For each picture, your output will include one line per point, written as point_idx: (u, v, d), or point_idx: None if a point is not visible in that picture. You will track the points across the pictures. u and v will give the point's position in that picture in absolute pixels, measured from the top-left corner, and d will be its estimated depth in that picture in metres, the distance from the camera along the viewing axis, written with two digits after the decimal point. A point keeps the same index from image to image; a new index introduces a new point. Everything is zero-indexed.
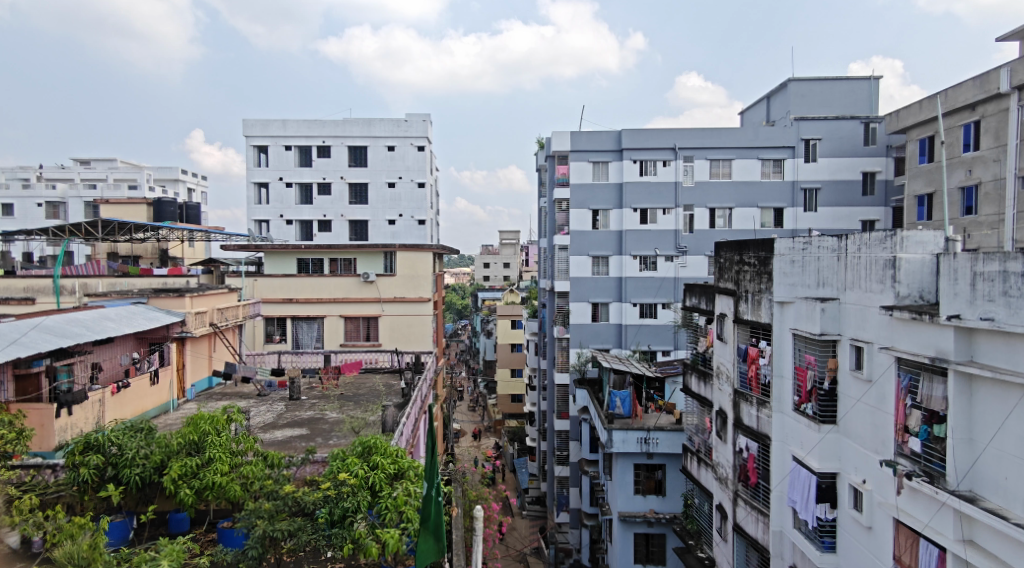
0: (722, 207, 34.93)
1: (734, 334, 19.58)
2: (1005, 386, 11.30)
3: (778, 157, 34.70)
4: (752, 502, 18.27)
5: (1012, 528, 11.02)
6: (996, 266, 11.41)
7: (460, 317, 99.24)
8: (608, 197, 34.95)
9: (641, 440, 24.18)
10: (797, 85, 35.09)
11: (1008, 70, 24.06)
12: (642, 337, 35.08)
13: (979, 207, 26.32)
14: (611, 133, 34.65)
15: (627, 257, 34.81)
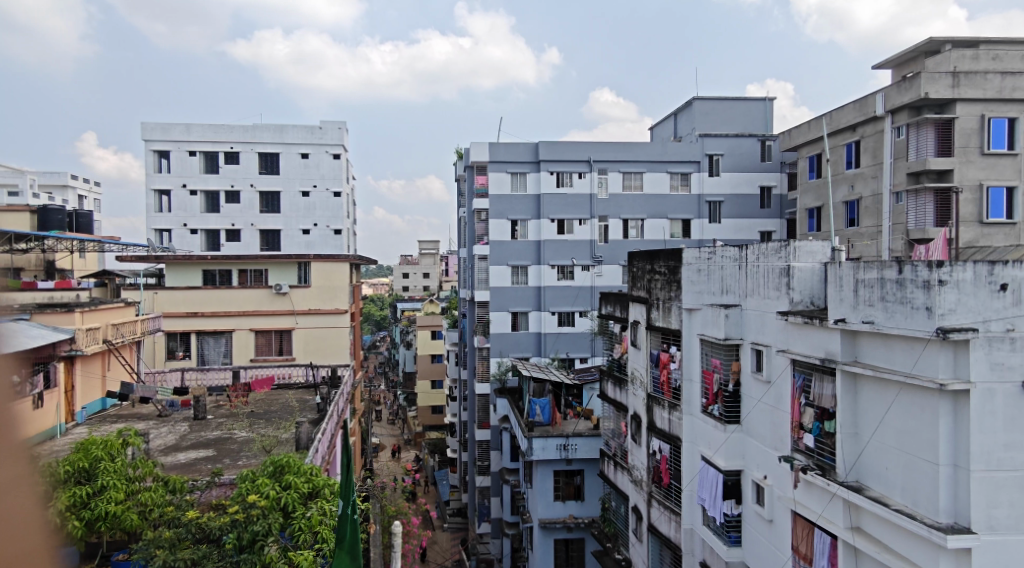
0: (635, 218, 35.75)
1: (647, 340, 20.03)
2: (884, 382, 11.91)
3: (685, 171, 35.97)
4: (665, 502, 18.67)
5: (892, 513, 11.49)
6: (875, 273, 12.05)
7: (379, 328, 97.87)
8: (526, 207, 35.18)
9: (561, 446, 24.35)
10: (701, 103, 36.35)
11: (882, 95, 25.68)
12: (560, 345, 35.40)
13: (860, 219, 27.77)
14: (528, 145, 34.92)
15: (545, 267, 35.12)
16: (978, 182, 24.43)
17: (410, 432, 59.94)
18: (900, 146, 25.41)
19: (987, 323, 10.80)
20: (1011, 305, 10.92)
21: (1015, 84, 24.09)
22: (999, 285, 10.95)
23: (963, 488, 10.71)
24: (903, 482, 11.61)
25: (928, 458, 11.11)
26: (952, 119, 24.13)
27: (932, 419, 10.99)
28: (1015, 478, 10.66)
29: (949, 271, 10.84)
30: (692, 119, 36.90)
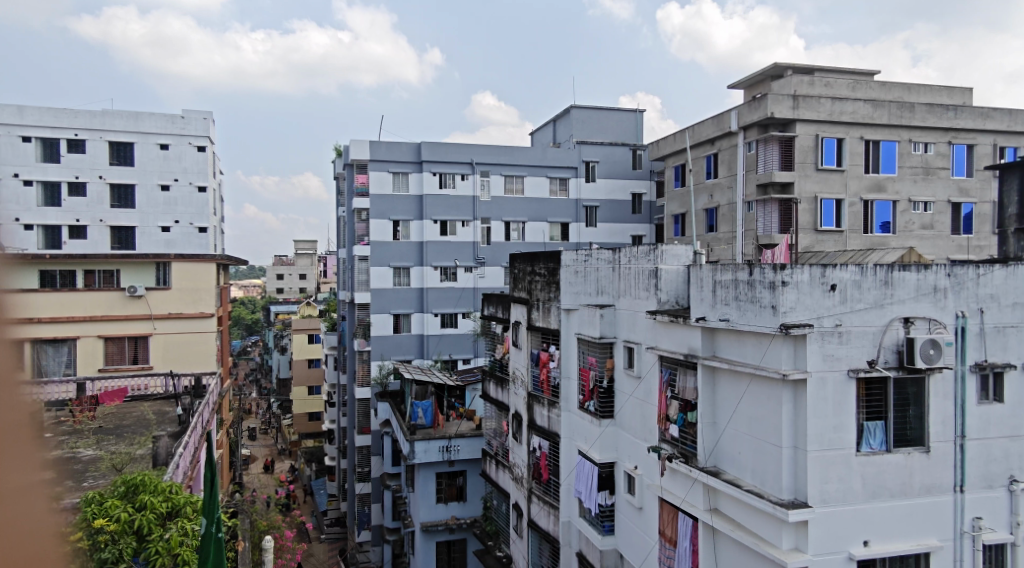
0: (516, 221, 36.85)
1: (527, 340, 20.97)
2: (738, 374, 13.26)
3: (563, 176, 37.44)
4: (544, 497, 19.66)
5: (743, 493, 12.80)
6: (730, 275, 13.34)
7: (250, 333, 94.58)
8: (408, 208, 35.42)
9: (443, 448, 24.93)
10: (579, 111, 38.22)
11: (736, 112, 27.88)
12: (442, 346, 35.98)
13: (718, 225, 29.99)
14: (410, 145, 35.12)
15: (427, 269, 35.54)
16: (813, 194, 27.21)
17: (285, 441, 58.61)
18: (751, 160, 27.79)
19: (820, 319, 12.13)
20: (840, 302, 12.25)
21: (843, 107, 26.86)
22: (830, 285, 12.21)
23: (802, 468, 12.15)
24: (754, 465, 12.97)
25: (774, 441, 12.48)
26: (794, 137, 26.66)
27: (777, 407, 12.38)
28: (842, 456, 12.21)
29: (790, 273, 12.14)
30: (569, 127, 38.62)
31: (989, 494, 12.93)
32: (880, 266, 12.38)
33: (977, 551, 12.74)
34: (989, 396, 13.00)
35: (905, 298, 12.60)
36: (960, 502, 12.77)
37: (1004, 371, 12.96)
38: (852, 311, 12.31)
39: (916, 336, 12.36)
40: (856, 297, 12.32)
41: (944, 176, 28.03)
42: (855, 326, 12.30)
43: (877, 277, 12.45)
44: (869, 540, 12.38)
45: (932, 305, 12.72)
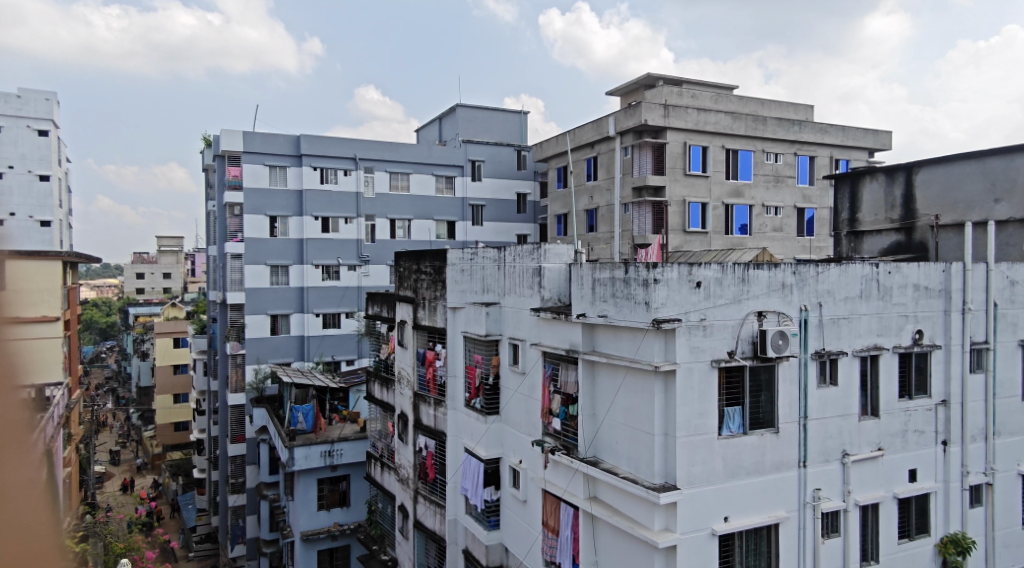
0: (401, 219, 37.07)
1: (413, 339, 21.33)
2: (614, 366, 14.17)
3: (449, 174, 37.94)
4: (430, 497, 20.13)
5: (619, 480, 13.67)
6: (607, 273, 14.17)
7: (105, 338, 88.91)
8: (286, 203, 34.72)
9: (325, 453, 24.74)
10: (464, 111, 38.95)
11: (613, 118, 29.36)
12: (324, 348, 35.65)
13: (597, 226, 31.37)
14: (288, 138, 34.41)
15: (308, 267, 35.03)
16: (682, 198, 29.02)
17: (146, 454, 55.70)
18: (627, 164, 29.30)
19: (687, 314, 13.21)
20: (704, 298, 13.39)
21: (707, 118, 28.99)
22: (696, 282, 13.31)
23: (672, 453, 13.15)
24: (629, 453, 13.90)
25: (647, 429, 13.43)
26: (665, 144, 28.38)
27: (648, 397, 13.35)
28: (705, 440, 13.33)
29: (661, 271, 13.06)
30: (456, 125, 39.26)
31: (826, 466, 14.54)
32: (737, 265, 13.64)
33: (816, 519, 14.32)
34: (827, 381, 14.63)
35: (758, 294, 13.94)
36: (803, 476, 14.29)
37: (837, 358, 14.63)
38: (714, 306, 13.49)
39: (767, 328, 13.73)
40: (718, 292, 13.49)
41: (791, 183, 31.09)
42: (717, 320, 13.49)
43: (735, 276, 13.71)
44: (729, 516, 13.58)
45: (781, 300, 14.14)
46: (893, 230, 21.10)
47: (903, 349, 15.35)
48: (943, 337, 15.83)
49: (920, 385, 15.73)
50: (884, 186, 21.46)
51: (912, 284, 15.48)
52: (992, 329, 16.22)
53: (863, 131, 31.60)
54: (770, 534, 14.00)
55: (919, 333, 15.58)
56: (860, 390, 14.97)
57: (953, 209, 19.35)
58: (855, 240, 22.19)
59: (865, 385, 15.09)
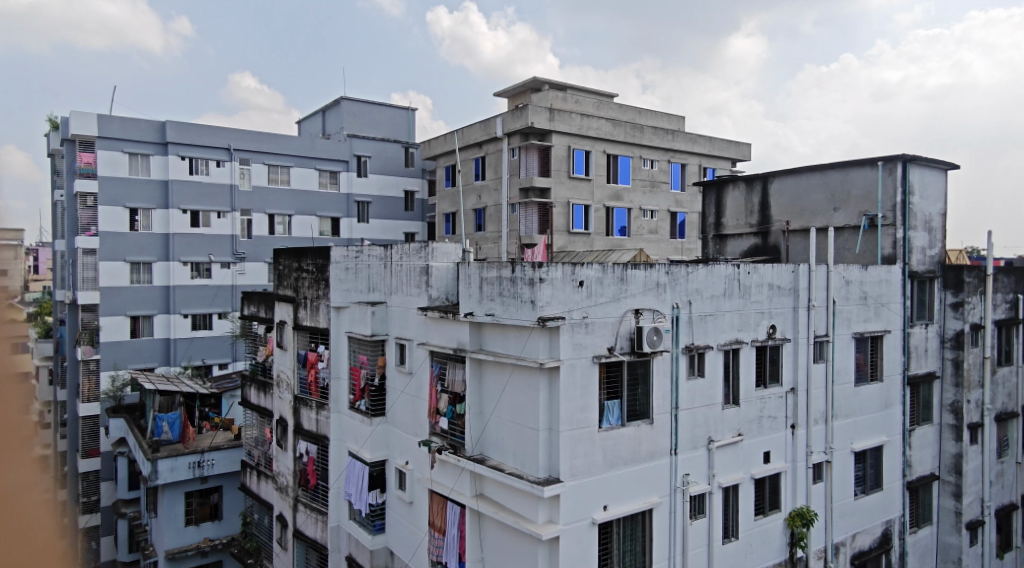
0: (281, 214, 36.05)
1: (293, 340, 20.81)
2: (500, 364, 14.59)
3: (333, 169, 37.51)
4: (312, 504, 19.83)
5: (505, 476, 14.09)
6: (494, 272, 14.54)
7: None
8: (151, 196, 32.67)
9: (194, 464, 24.01)
10: (349, 104, 38.58)
11: (500, 119, 29.91)
12: (193, 351, 33.78)
13: (485, 225, 31.91)
14: (151, 124, 32.39)
15: (175, 264, 33.11)
16: (566, 200, 29.99)
17: None
18: (514, 165, 29.98)
19: (570, 312, 13.85)
20: (586, 297, 14.08)
21: (590, 123, 30.20)
22: (578, 282, 13.97)
23: (556, 447, 13.76)
24: (515, 450, 14.34)
25: (532, 425, 13.94)
26: (550, 146, 29.26)
27: (534, 393, 13.88)
28: (587, 433, 14.03)
29: (546, 271, 13.59)
30: (339, 119, 38.83)
31: (694, 453, 15.63)
32: (617, 265, 14.43)
33: (686, 501, 15.37)
34: (695, 372, 15.73)
35: (635, 293, 14.80)
36: (674, 462, 15.30)
37: (704, 352, 15.73)
38: (595, 304, 14.20)
39: (643, 325, 14.59)
40: (598, 291, 14.22)
41: (665, 189, 33.23)
42: (598, 317, 14.21)
43: (614, 275, 14.49)
44: (608, 504, 14.36)
45: (656, 298, 15.08)
46: (751, 233, 22.85)
47: (760, 342, 16.69)
48: (792, 331, 17.33)
49: (773, 375, 17.15)
50: (743, 193, 23.07)
51: (768, 283, 16.86)
52: (832, 323, 17.87)
53: (726, 142, 34.73)
54: (644, 519, 14.92)
55: (772, 328, 16.98)
56: (723, 381, 16.17)
57: (801, 216, 21.35)
58: (720, 242, 23.86)
59: (728, 377, 16.30)
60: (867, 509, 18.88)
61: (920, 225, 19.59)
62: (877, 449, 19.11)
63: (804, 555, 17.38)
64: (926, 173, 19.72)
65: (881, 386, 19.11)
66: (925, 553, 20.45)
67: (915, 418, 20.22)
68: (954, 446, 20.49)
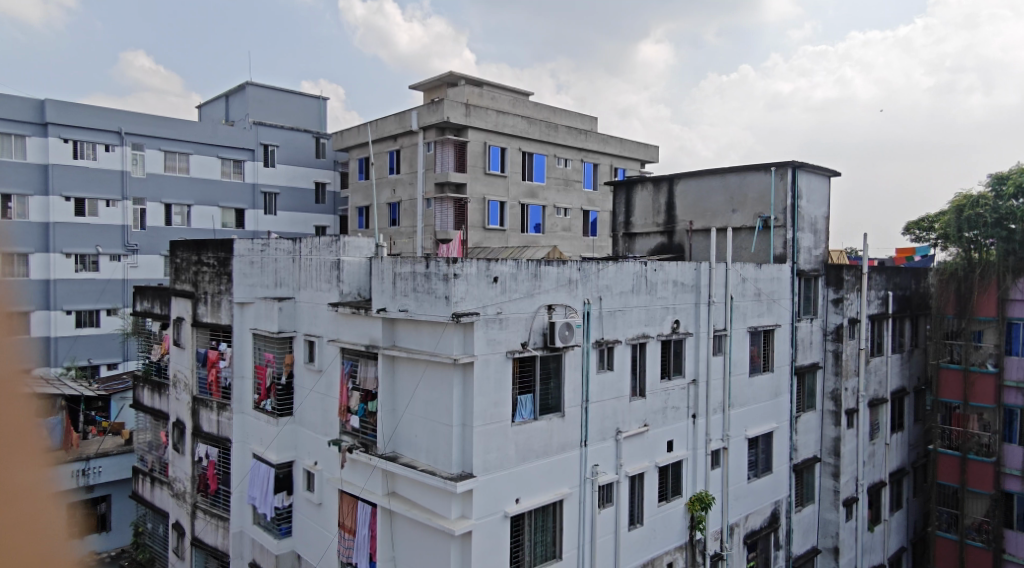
0: (179, 204, 34.47)
1: (192, 338, 19.36)
2: (414, 361, 14.68)
3: (236, 157, 36.36)
4: (212, 510, 18.71)
5: (419, 473, 14.19)
6: (409, 268, 14.60)
7: None
8: (30, 181, 29.98)
9: (79, 471, 23.12)
10: (254, 90, 37.53)
11: (416, 112, 29.81)
12: (77, 350, 31.46)
13: (400, 220, 31.67)
14: (29, 103, 29.78)
15: (57, 255, 30.59)
16: (482, 196, 30.25)
17: None
18: (429, 159, 29.88)
19: (485, 307, 14.11)
20: (500, 292, 14.37)
21: (505, 121, 30.56)
22: (492, 278, 14.24)
23: (469, 441, 13.99)
24: (427, 446, 14.46)
25: (445, 421, 14.11)
26: (466, 142, 29.46)
27: (447, 389, 14.05)
28: (499, 428, 14.33)
29: (460, 266, 13.81)
30: (244, 105, 37.73)
31: (603, 444, 16.18)
32: (531, 261, 14.77)
33: (594, 491, 15.90)
34: (604, 366, 16.29)
35: (548, 288, 15.19)
36: (584, 454, 15.79)
37: (613, 346, 16.32)
38: (508, 300, 14.51)
39: (556, 320, 15.01)
40: (512, 287, 14.53)
41: (578, 188, 34.20)
42: (512, 313, 14.53)
43: (528, 271, 14.83)
44: (519, 498, 14.69)
45: (568, 294, 15.51)
46: (658, 233, 23.66)
47: (665, 336, 17.43)
48: (693, 325, 18.15)
49: (676, 367, 17.90)
50: (651, 193, 23.86)
51: (673, 279, 17.59)
52: (729, 317, 18.78)
53: (636, 145, 36.20)
54: (555, 510, 15.35)
55: (676, 322, 17.75)
56: (630, 374, 16.79)
57: (703, 216, 22.33)
58: (629, 241, 24.54)
59: (635, 370, 16.95)
60: (758, 492, 19.95)
61: (806, 227, 20.99)
62: (768, 435, 20.27)
63: (702, 537, 18.29)
64: (812, 179, 21.15)
65: (772, 376, 20.24)
66: (807, 531, 21.80)
67: (800, 405, 21.51)
68: (833, 430, 21.89)
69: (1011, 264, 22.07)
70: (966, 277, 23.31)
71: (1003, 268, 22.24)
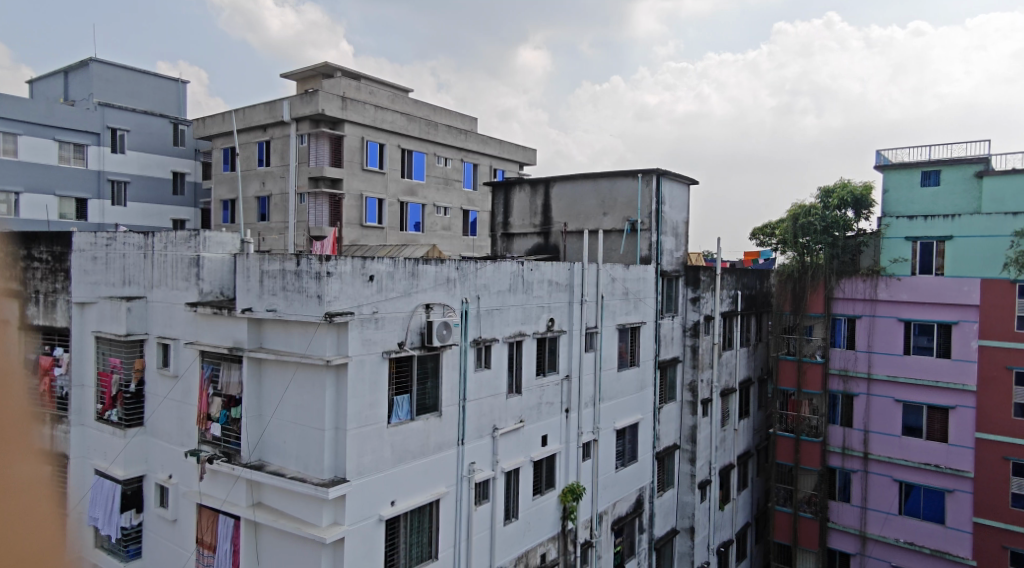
0: (7, 190, 30.94)
1: (21, 345, 17.04)
2: (283, 363, 13.83)
3: (78, 141, 33.31)
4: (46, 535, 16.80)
5: (288, 482, 13.42)
6: (277, 266, 13.74)
7: None
8: None
9: None
10: (100, 68, 34.64)
11: (287, 102, 28.31)
12: None
13: (270, 214, 29.93)
14: None
15: None
16: (359, 192, 29.33)
17: None
18: (302, 152, 28.50)
19: (360, 307, 13.51)
20: (376, 292, 13.79)
21: (383, 116, 29.80)
22: (369, 276, 13.66)
23: (342, 446, 13.34)
24: (297, 452, 13.67)
25: (317, 425, 13.39)
26: (342, 136, 28.47)
27: (319, 392, 13.33)
28: (375, 430, 13.76)
29: (334, 264, 13.16)
30: (88, 84, 34.70)
31: (479, 441, 15.90)
32: (408, 259, 14.28)
33: (471, 489, 15.59)
34: (482, 364, 16.04)
35: (426, 288, 14.73)
36: (460, 452, 15.45)
37: (490, 345, 16.09)
38: (385, 299, 13.94)
39: (434, 320, 14.57)
40: (389, 286, 13.98)
41: (458, 187, 33.95)
42: (388, 312, 13.97)
43: (405, 270, 14.32)
44: (395, 500, 14.18)
45: (446, 293, 15.12)
46: (535, 234, 23.65)
47: (540, 334, 17.39)
48: (567, 323, 18.23)
49: (551, 364, 17.91)
50: (529, 195, 23.79)
51: (548, 279, 17.57)
52: (600, 315, 19.05)
53: (515, 147, 36.54)
54: (431, 510, 14.93)
55: (551, 321, 17.75)
56: (507, 371, 16.62)
57: (577, 218, 22.55)
58: (508, 241, 24.41)
59: (511, 367, 16.79)
60: (625, 480, 20.36)
61: (669, 231, 21.64)
62: (634, 425, 20.67)
63: (573, 526, 18.41)
64: (675, 186, 21.86)
65: (638, 370, 20.71)
66: (667, 513, 22.43)
67: (662, 396, 22.11)
68: (691, 419, 22.68)
69: (836, 267, 23.95)
70: (800, 278, 24.50)
71: (829, 271, 23.98)
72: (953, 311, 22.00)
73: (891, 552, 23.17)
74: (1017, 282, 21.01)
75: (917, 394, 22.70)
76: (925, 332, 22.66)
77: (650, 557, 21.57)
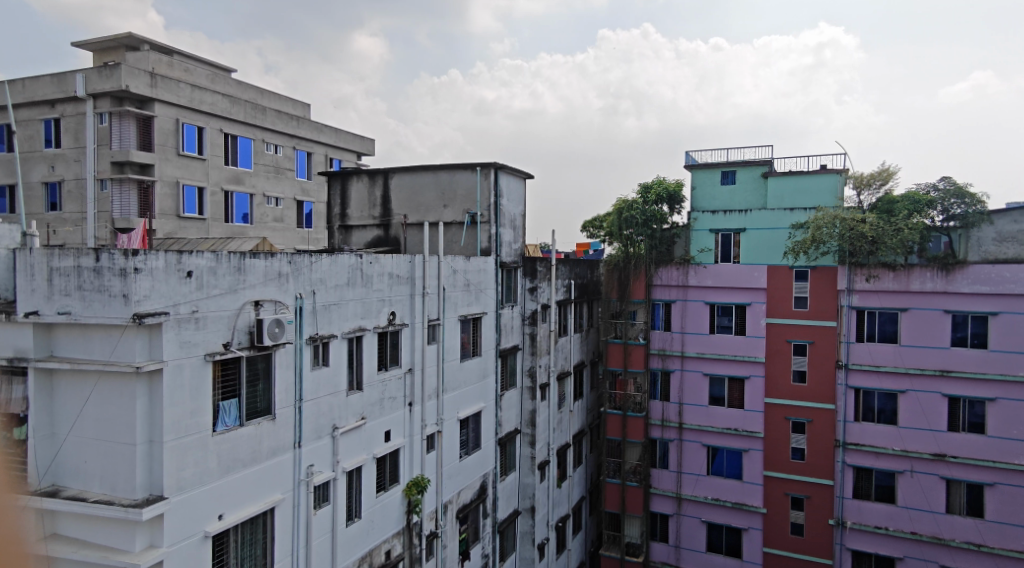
0: None
1: None
2: (80, 374, 11.99)
3: None
4: None
5: (89, 506, 11.71)
6: (70, 261, 11.81)
7: None
8: None
9: None
10: None
11: (82, 76, 25.15)
12: None
13: (62, 204, 26.46)
14: None
15: None
16: (174, 179, 26.83)
17: None
18: (102, 132, 25.47)
19: (176, 306, 11.95)
20: (195, 289, 12.25)
21: (201, 97, 27.40)
22: (186, 272, 12.12)
23: (157, 462, 11.79)
24: (102, 472, 11.89)
25: (124, 440, 11.72)
26: (151, 116, 25.71)
27: (127, 403, 11.69)
28: (197, 439, 12.30)
29: (143, 259, 11.54)
30: None
31: (318, 443, 14.73)
32: (232, 253, 12.81)
33: (309, 493, 14.41)
34: (319, 362, 14.84)
35: (254, 283, 13.32)
36: (298, 456, 14.22)
37: (328, 341, 14.92)
38: (206, 297, 12.43)
39: (263, 317, 13.25)
40: (211, 283, 12.49)
41: (290, 176, 32.08)
42: (210, 311, 12.49)
43: (230, 264, 12.85)
44: (222, 513, 12.76)
45: (277, 288, 13.78)
46: (375, 225, 22.49)
47: (381, 328, 16.42)
48: (408, 317, 17.39)
49: (392, 357, 17.00)
50: (367, 185, 22.57)
51: (388, 272, 16.59)
52: (442, 307, 18.39)
53: (352, 136, 35.17)
54: (265, 520, 13.59)
55: (392, 314, 16.83)
56: (346, 368, 15.53)
57: (418, 210, 21.73)
58: (346, 234, 22.96)
59: (351, 363, 15.71)
60: (468, 469, 19.83)
61: (507, 224, 21.31)
62: (476, 415, 20.17)
63: (418, 518, 17.68)
64: (512, 180, 21.54)
65: (480, 359, 20.25)
66: (509, 496, 22.19)
67: (504, 383, 21.83)
68: (530, 404, 22.60)
69: (655, 256, 24.52)
70: (625, 267, 25.07)
71: (649, 260, 24.50)
72: (745, 294, 23.42)
73: (700, 508, 24.41)
74: (794, 267, 22.68)
75: (719, 366, 23.90)
76: (726, 312, 23.83)
77: (493, 541, 21.18)
